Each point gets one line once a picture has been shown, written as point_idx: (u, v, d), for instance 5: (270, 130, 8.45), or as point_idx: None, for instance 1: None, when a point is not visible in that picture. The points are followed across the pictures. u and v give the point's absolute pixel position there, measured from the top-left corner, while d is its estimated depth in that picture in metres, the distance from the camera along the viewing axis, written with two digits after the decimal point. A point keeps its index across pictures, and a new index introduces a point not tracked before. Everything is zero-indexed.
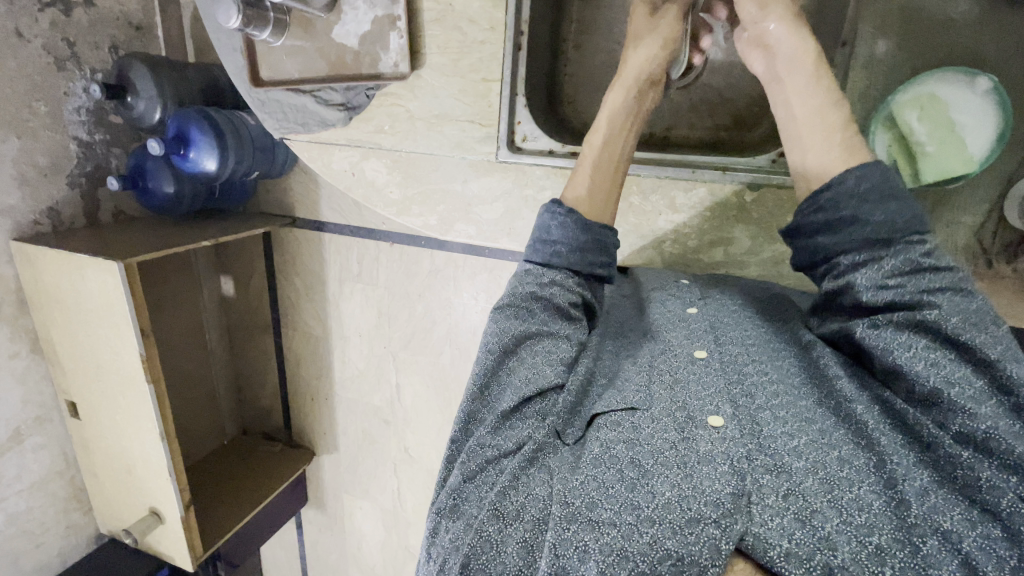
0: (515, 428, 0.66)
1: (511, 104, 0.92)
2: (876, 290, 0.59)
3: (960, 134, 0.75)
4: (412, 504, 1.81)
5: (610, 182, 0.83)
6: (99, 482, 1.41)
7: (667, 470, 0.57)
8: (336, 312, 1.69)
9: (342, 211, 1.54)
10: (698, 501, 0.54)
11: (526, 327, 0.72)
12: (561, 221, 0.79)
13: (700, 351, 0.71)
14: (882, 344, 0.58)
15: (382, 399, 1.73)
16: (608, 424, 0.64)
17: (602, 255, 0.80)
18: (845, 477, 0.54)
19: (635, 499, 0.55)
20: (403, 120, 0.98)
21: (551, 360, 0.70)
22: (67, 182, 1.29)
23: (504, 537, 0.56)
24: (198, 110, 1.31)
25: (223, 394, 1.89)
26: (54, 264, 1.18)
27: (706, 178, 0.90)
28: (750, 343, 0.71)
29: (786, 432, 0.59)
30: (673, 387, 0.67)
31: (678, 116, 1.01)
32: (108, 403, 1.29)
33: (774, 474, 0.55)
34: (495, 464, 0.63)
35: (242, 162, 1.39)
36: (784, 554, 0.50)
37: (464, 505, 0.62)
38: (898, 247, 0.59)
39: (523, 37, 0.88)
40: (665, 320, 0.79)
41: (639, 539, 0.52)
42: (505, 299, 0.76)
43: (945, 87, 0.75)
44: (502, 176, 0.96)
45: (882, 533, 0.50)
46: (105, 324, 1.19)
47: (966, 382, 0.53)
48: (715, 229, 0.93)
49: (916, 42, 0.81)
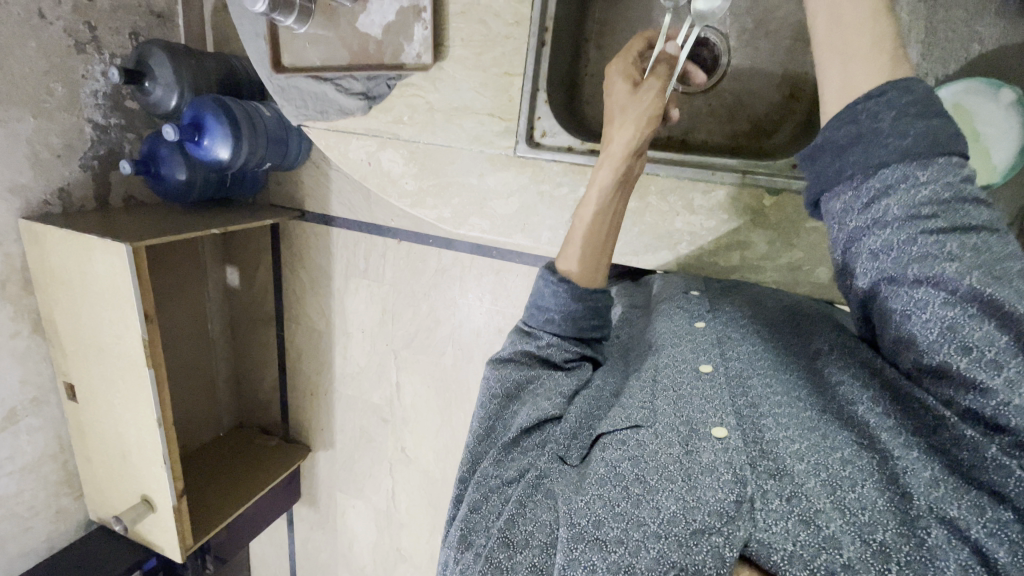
0: (518, 459, 0.67)
1: (532, 99, 0.91)
2: (905, 221, 0.52)
3: (986, 146, 0.76)
4: (407, 505, 1.80)
5: (601, 249, 0.79)
6: (93, 466, 1.40)
7: (670, 483, 0.57)
8: (340, 307, 1.69)
9: (352, 205, 1.55)
10: (701, 511, 0.53)
11: (523, 375, 0.74)
12: (554, 288, 0.78)
13: (704, 364, 0.70)
14: (901, 305, 0.52)
15: (382, 397, 1.72)
16: (612, 442, 0.63)
17: (595, 324, 0.78)
18: (846, 478, 0.53)
19: (641, 515, 0.55)
20: (422, 111, 0.97)
21: (551, 394, 0.71)
22: (80, 164, 1.30)
23: (514, 565, 0.56)
24: (213, 98, 1.32)
25: (222, 387, 1.89)
26: (61, 244, 1.18)
27: (726, 180, 0.88)
28: (756, 359, 0.70)
29: (788, 436, 0.58)
30: (676, 401, 0.65)
31: (696, 119, 1.00)
32: (107, 386, 1.28)
33: (777, 480, 0.55)
34: (500, 492, 0.64)
35: (256, 152, 1.39)
36: (788, 558, 0.49)
37: (473, 534, 0.62)
38: (937, 168, 0.52)
39: (547, 33, 0.88)
40: (669, 334, 0.77)
41: (646, 555, 0.52)
42: (503, 354, 0.77)
43: (970, 98, 0.74)
44: (519, 170, 0.95)
45: (886, 529, 0.49)
46: (110, 306, 1.19)
47: (987, 343, 0.47)
48: (731, 234, 0.93)
49: (942, 52, 0.80)
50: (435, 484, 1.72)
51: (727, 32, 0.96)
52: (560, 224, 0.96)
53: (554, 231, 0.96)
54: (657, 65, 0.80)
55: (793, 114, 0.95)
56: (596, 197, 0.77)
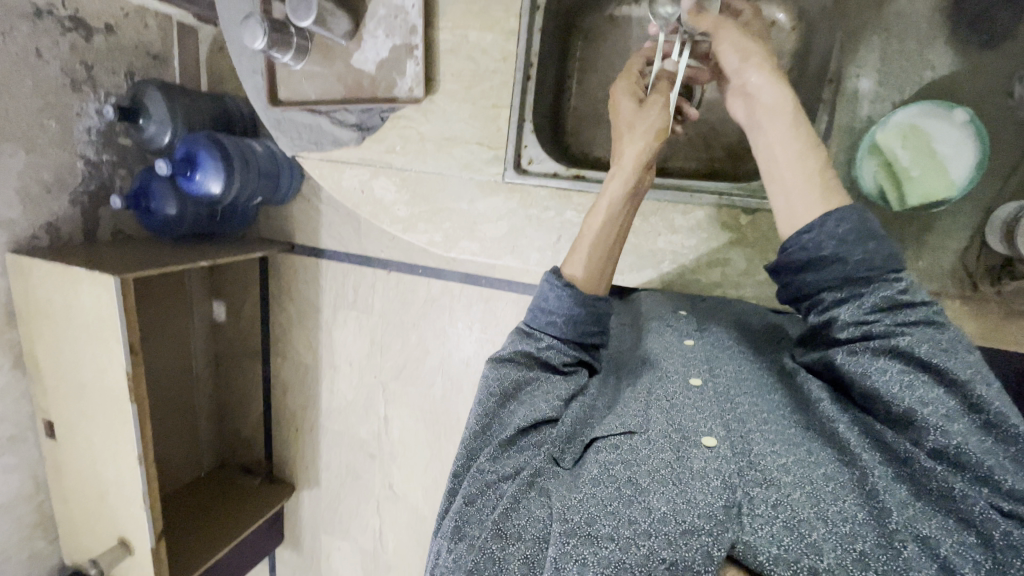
0: (514, 457, 0.65)
1: (519, 129, 0.94)
2: (856, 325, 0.58)
3: (943, 163, 0.78)
4: (395, 545, 1.74)
5: (607, 256, 0.81)
6: (68, 508, 1.35)
7: (663, 485, 0.57)
8: (328, 340, 1.68)
9: (341, 238, 1.57)
10: (692, 513, 0.54)
11: (521, 374, 0.72)
12: (558, 292, 0.76)
13: (694, 378, 0.71)
14: (860, 369, 0.58)
15: (370, 431, 1.69)
16: (606, 446, 0.63)
17: (596, 328, 0.77)
18: (830, 492, 0.55)
19: (632, 514, 0.55)
20: (414, 142, 1.00)
21: (549, 396, 0.69)
22: (70, 199, 1.31)
23: (506, 556, 0.56)
24: (207, 134, 1.36)
25: (205, 424, 1.84)
26: (48, 278, 1.17)
27: (704, 202, 0.92)
28: (744, 376, 0.72)
29: (775, 450, 0.60)
30: (669, 410, 0.66)
31: (675, 146, 1.05)
32: (87, 423, 1.25)
33: (763, 487, 0.56)
34: (496, 488, 0.63)
35: (247, 187, 1.42)
36: (773, 559, 0.51)
37: (466, 525, 0.61)
38: (877, 284, 0.58)
39: (533, 69, 0.92)
40: (661, 349, 0.78)
41: (636, 552, 0.53)
42: (502, 353, 0.75)
43: (925, 119, 0.78)
44: (506, 196, 0.98)
45: (864, 540, 0.51)
46: (94, 340, 1.18)
47: (940, 402, 0.53)
48: (711, 252, 0.96)
49: (897, 81, 0.85)
50: (424, 522, 1.68)
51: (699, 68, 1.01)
52: (548, 245, 0.98)
53: (542, 252, 0.99)
54: (659, 80, 0.84)
55: None
56: (605, 206, 0.80)
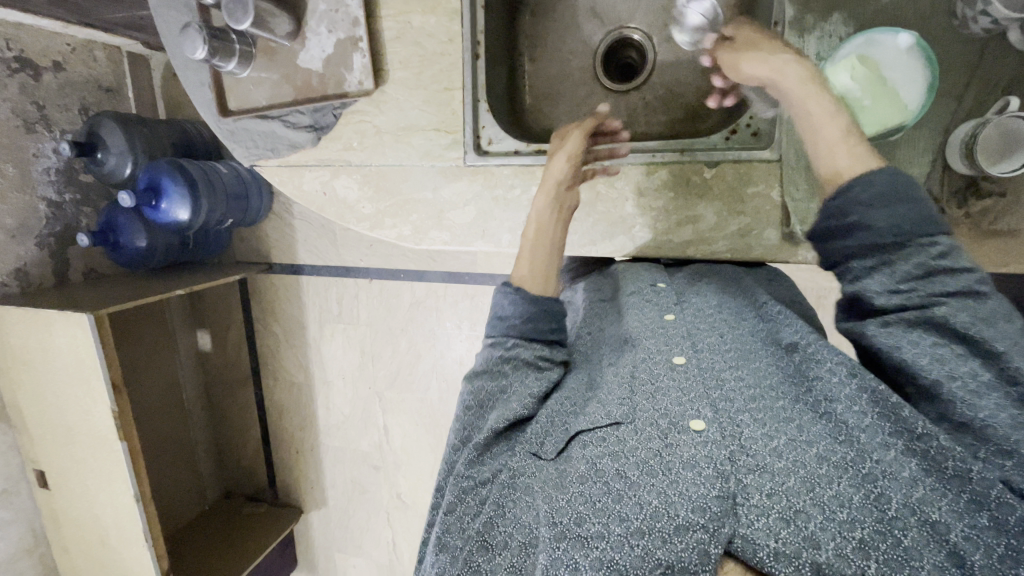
0: (496, 459, 0.58)
1: (474, 110, 0.91)
2: (888, 294, 0.54)
3: (893, 89, 0.68)
4: (410, 555, 1.73)
5: (548, 256, 0.76)
6: (71, 557, 1.32)
7: (653, 478, 0.51)
8: (318, 355, 1.66)
9: (320, 251, 1.56)
10: (685, 507, 0.48)
11: (497, 382, 0.64)
12: (512, 298, 0.71)
13: (677, 356, 0.63)
14: (891, 341, 0.53)
15: (371, 443, 1.67)
16: (592, 440, 0.57)
17: (555, 327, 0.70)
18: (823, 475, 0.48)
19: (623, 510, 0.50)
20: (371, 135, 0.95)
21: (522, 395, 0.62)
22: (36, 243, 1.28)
23: (493, 569, 0.50)
24: (168, 160, 1.33)
25: (203, 457, 1.82)
26: (21, 323, 1.14)
27: (667, 159, 0.83)
28: (729, 344, 0.63)
29: (766, 433, 0.52)
30: (655, 394, 0.59)
31: (634, 113, 0.98)
32: (80, 468, 1.22)
33: (757, 474, 0.49)
34: (475, 494, 0.56)
35: (216, 210, 1.41)
36: (773, 554, 0.45)
37: (447, 535, 0.54)
38: (912, 249, 0.53)
39: (480, 46, 0.89)
40: (642, 326, 0.69)
41: (630, 552, 0.47)
42: (478, 368, 0.66)
43: (869, 46, 0.68)
44: (471, 179, 0.93)
45: (863, 525, 0.45)
46: (76, 381, 1.15)
47: (970, 375, 0.48)
48: (676, 207, 0.84)
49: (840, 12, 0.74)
50: None
51: (650, 32, 0.96)
52: (519, 225, 0.92)
53: (513, 231, 0.93)
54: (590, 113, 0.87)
55: None
56: (534, 222, 0.77)
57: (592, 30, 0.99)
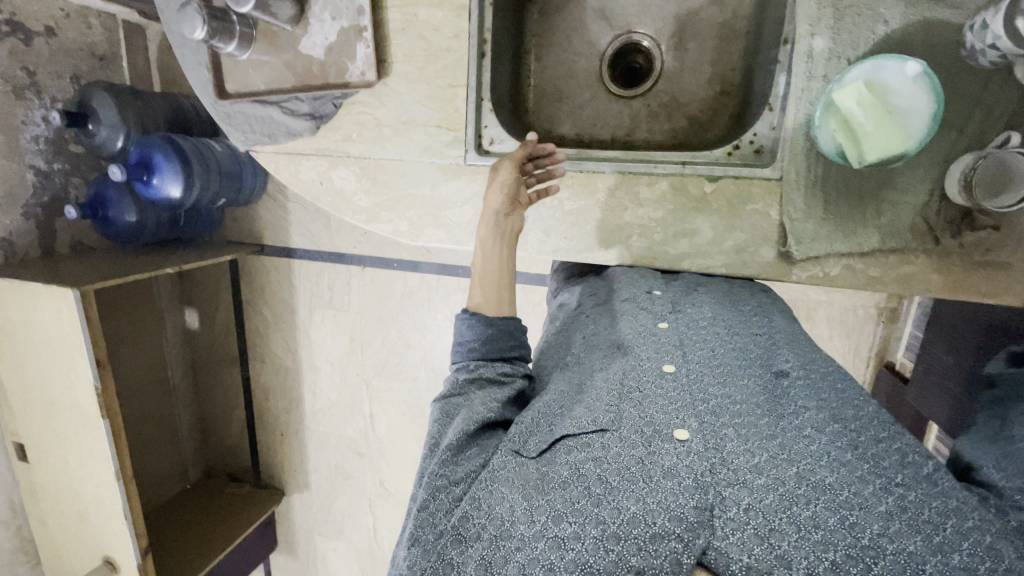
0: (473, 459, 0.57)
1: (477, 108, 0.90)
2: None
3: (897, 120, 0.67)
4: (390, 542, 1.74)
5: (500, 281, 0.77)
6: (49, 531, 1.32)
7: (632, 484, 0.49)
8: (306, 340, 1.65)
9: (313, 235, 1.54)
10: (664, 517, 0.46)
11: (461, 397, 0.66)
12: (467, 323, 0.72)
13: (667, 365, 0.61)
14: None
15: (356, 430, 1.68)
16: (577, 445, 0.54)
17: (513, 344, 0.72)
18: (802, 496, 0.45)
19: (601, 515, 0.47)
20: (371, 128, 0.94)
21: (487, 400, 0.64)
22: (22, 212, 1.25)
23: (464, 562, 0.48)
24: (162, 136, 1.31)
25: (186, 436, 1.81)
26: (3, 295, 1.13)
27: (668, 171, 0.83)
28: (720, 359, 0.62)
29: (749, 448, 0.49)
30: (641, 402, 0.56)
31: (637, 120, 0.97)
32: (60, 443, 1.21)
33: (736, 488, 0.47)
34: (448, 492, 0.55)
35: (208, 188, 1.39)
36: (746, 571, 0.43)
37: (419, 530, 0.53)
38: None
39: (487, 44, 0.88)
40: (634, 334, 0.68)
41: (605, 558, 0.45)
42: (442, 390, 0.68)
43: (879, 73, 0.67)
44: (470, 178, 0.92)
45: (836, 549, 0.42)
46: (59, 356, 1.13)
47: None
48: (675, 219, 0.85)
49: (850, 36, 0.73)
50: None
51: (658, 39, 0.95)
52: None
53: None
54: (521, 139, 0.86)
55: (725, 108, 0.93)
56: (479, 253, 0.79)
57: (601, 32, 0.97)
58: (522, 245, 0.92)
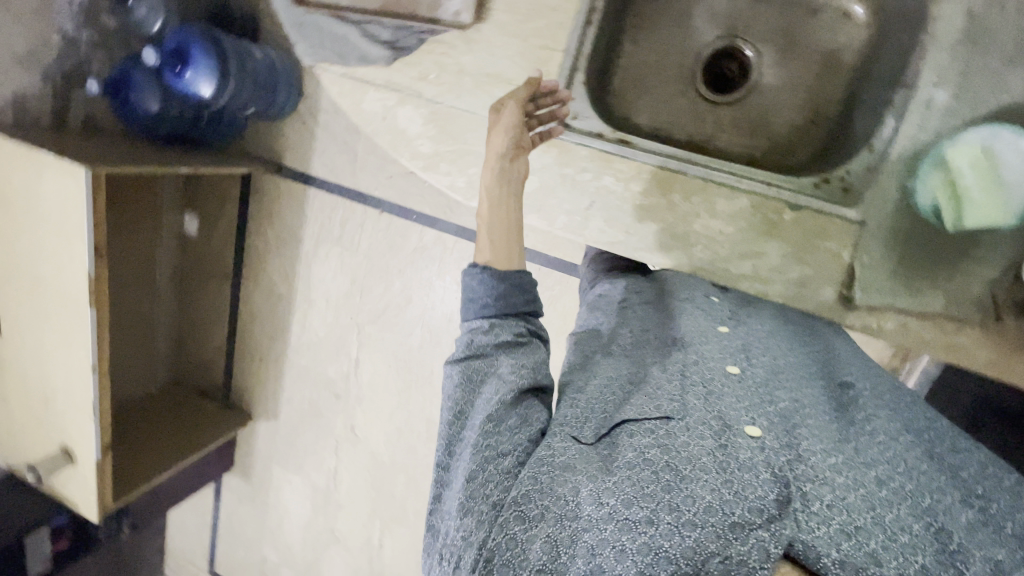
0: (521, 433, 0.56)
1: (570, 79, 0.87)
2: None
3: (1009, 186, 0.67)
4: (347, 487, 1.74)
5: (508, 229, 0.71)
6: (9, 409, 1.28)
7: (705, 472, 0.48)
8: (306, 272, 1.61)
9: (335, 167, 1.47)
10: (741, 504, 0.45)
11: (480, 361, 0.63)
12: (478, 280, 0.68)
13: (732, 367, 0.62)
14: None
15: (338, 371, 1.66)
16: (641, 430, 0.53)
17: (525, 301, 0.67)
18: (884, 498, 0.46)
19: (674, 500, 0.46)
20: (451, 73, 0.91)
21: (516, 367, 0.61)
22: (41, 76, 1.17)
23: (529, 539, 0.47)
24: (203, 29, 1.26)
25: (161, 340, 1.76)
26: (11, 159, 1.06)
27: (752, 188, 0.83)
28: (780, 371, 0.64)
29: (823, 449, 0.51)
30: (707, 396, 0.57)
31: (719, 128, 0.93)
32: (38, 324, 1.16)
33: (816, 484, 0.47)
34: (497, 463, 0.54)
35: (240, 95, 1.31)
36: (838, 562, 0.42)
37: (471, 500, 0.52)
38: None
39: (596, 14, 0.85)
40: (696, 332, 0.68)
41: (681, 541, 0.44)
42: (457, 353, 0.65)
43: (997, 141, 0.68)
44: (545, 149, 0.89)
45: (924, 553, 0.42)
46: (56, 235, 1.08)
47: None
48: (746, 240, 0.85)
49: (971, 97, 0.74)
50: (381, 467, 1.67)
51: (761, 50, 0.91)
52: (579, 209, 0.90)
53: (570, 215, 0.91)
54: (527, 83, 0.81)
55: (811, 139, 0.90)
56: (486, 201, 0.73)
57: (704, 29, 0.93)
58: (580, 230, 0.91)
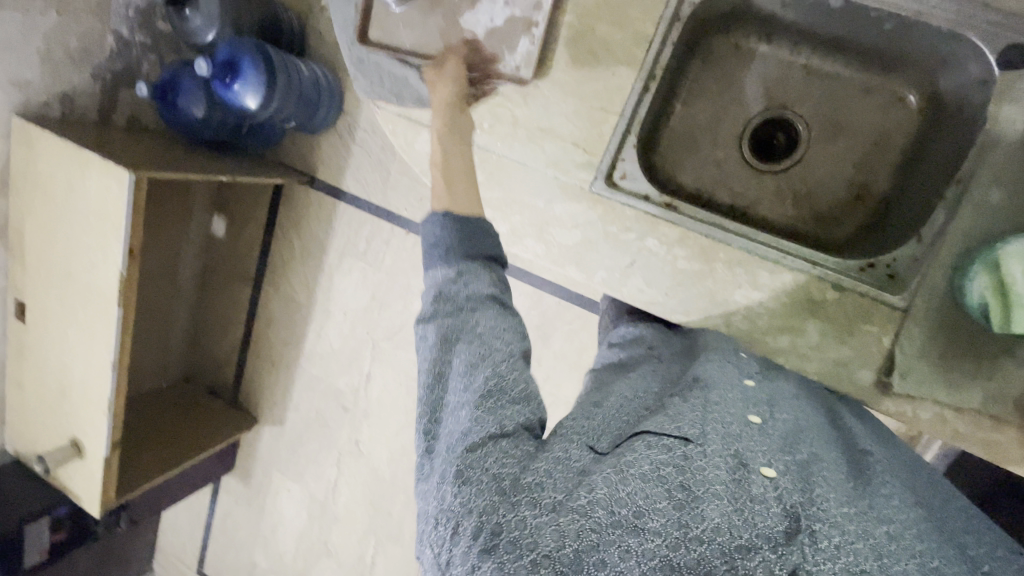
0: (519, 418, 0.55)
1: (622, 140, 0.86)
2: None
3: None
4: (346, 500, 1.74)
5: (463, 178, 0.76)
6: (24, 395, 1.29)
7: (716, 495, 0.47)
8: (327, 283, 1.62)
9: (367, 184, 1.50)
10: (750, 530, 0.45)
11: (456, 314, 0.61)
12: (439, 231, 0.68)
13: (754, 416, 0.59)
14: None
15: (348, 383, 1.66)
16: (656, 444, 0.51)
17: (489, 249, 0.68)
18: (893, 551, 0.45)
19: (682, 517, 0.45)
20: (506, 124, 0.89)
21: (498, 332, 0.60)
22: (92, 73, 1.20)
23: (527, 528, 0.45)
24: (255, 43, 1.26)
25: (176, 336, 1.77)
26: (56, 155, 1.08)
27: (796, 266, 0.82)
28: (800, 424, 0.61)
29: (839, 499, 0.49)
30: (727, 429, 0.54)
31: (762, 193, 0.95)
32: (64, 316, 1.18)
33: (827, 524, 0.46)
34: (497, 446, 0.52)
35: (283, 109, 1.34)
36: None
37: (467, 468, 0.50)
38: None
39: (654, 81, 0.85)
40: (718, 376, 0.67)
41: (685, 553, 0.43)
42: (428, 303, 0.63)
43: None
44: (590, 206, 0.88)
45: None
46: (93, 232, 1.10)
47: None
48: (787, 316, 0.84)
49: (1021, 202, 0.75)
50: (381, 484, 1.67)
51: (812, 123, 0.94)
52: (618, 267, 0.88)
53: (609, 271, 0.88)
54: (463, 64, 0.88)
55: (852, 216, 0.92)
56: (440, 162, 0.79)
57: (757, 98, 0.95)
58: (618, 288, 0.88)
